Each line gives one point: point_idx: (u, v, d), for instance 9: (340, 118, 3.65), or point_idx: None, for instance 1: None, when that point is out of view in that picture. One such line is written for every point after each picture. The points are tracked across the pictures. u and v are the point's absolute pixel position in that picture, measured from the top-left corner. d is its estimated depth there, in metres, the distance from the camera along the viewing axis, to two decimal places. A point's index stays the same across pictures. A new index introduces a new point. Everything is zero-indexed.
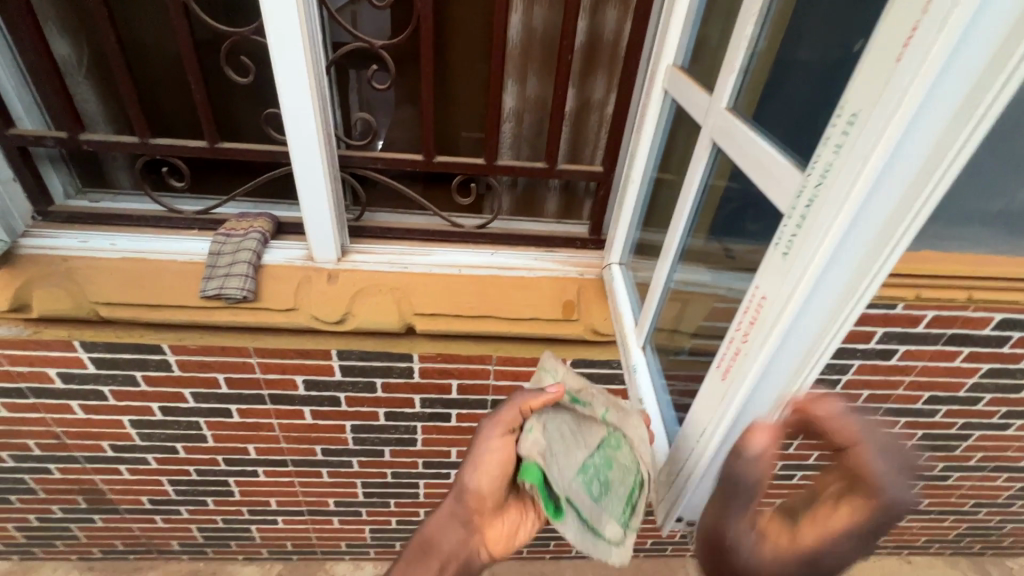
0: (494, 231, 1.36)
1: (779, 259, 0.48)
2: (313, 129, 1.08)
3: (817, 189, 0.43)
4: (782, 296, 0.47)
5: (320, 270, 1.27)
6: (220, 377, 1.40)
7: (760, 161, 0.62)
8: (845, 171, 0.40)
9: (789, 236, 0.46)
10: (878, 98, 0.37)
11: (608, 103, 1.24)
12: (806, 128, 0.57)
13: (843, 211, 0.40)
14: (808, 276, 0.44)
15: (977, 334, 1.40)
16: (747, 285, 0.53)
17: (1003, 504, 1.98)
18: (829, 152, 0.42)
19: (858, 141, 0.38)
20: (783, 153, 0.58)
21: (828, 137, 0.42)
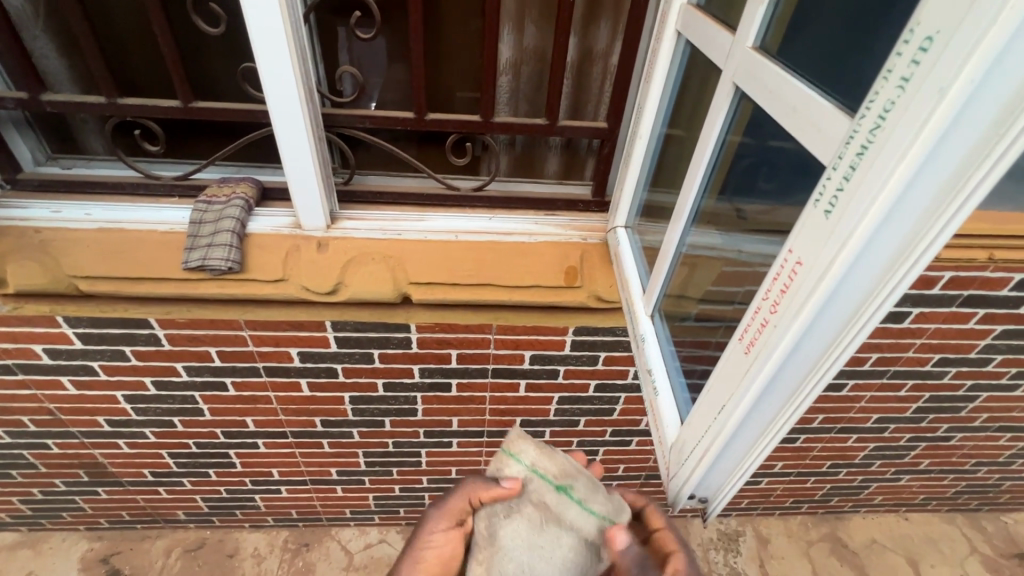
0: (491, 194, 1.28)
1: (820, 218, 0.42)
2: (293, 85, 0.99)
3: (873, 133, 0.37)
4: (821, 261, 0.42)
5: (309, 239, 1.21)
6: (211, 351, 1.36)
7: (790, 105, 0.55)
8: (912, 112, 0.33)
9: (833, 191, 0.40)
10: (964, 17, 0.30)
11: (613, 52, 1.14)
12: (849, 64, 0.49)
13: (905, 162, 0.34)
14: (854, 238, 0.38)
15: (994, 295, 1.35)
16: (780, 248, 0.47)
17: (1004, 462, 1.98)
18: (891, 87, 0.35)
19: (933, 72, 0.32)
20: (821, 94, 0.51)
21: (893, 68, 0.35)
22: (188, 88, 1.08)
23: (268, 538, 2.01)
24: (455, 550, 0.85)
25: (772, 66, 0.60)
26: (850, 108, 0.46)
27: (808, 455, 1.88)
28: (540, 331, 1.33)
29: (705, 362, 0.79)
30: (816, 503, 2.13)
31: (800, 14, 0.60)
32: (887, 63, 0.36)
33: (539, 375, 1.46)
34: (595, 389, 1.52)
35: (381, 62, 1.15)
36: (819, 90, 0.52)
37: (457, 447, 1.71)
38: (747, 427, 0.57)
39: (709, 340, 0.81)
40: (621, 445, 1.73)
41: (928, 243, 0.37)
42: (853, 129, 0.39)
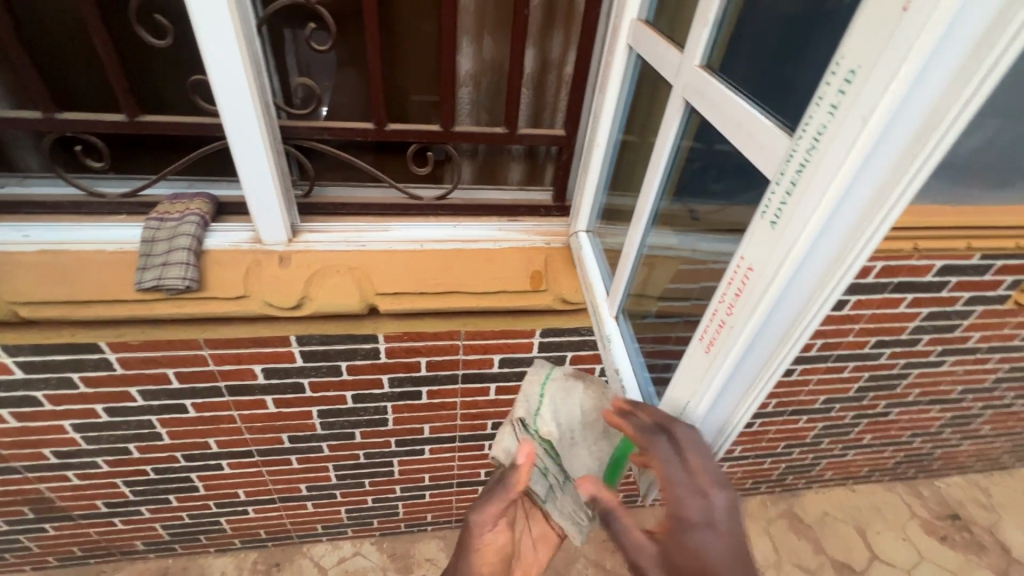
0: (455, 201, 1.29)
1: (767, 228, 0.46)
2: (249, 98, 0.97)
3: (810, 152, 0.41)
4: (769, 267, 0.46)
5: (270, 253, 1.18)
6: (169, 372, 1.31)
7: (734, 122, 0.59)
8: (841, 134, 0.37)
9: (777, 204, 0.45)
10: (881, 53, 0.34)
11: (568, 62, 1.18)
12: (783, 85, 0.54)
13: (837, 178, 0.38)
14: (798, 246, 0.43)
15: (920, 281, 1.48)
16: (732, 256, 0.52)
17: (935, 432, 2.16)
18: (823, 113, 0.39)
19: (857, 101, 0.36)
20: (759, 110, 0.56)
21: (823, 96, 0.39)
22: (133, 101, 1.04)
23: (236, 561, 1.95)
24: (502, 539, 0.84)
25: (717, 83, 0.64)
26: (787, 126, 0.50)
27: (764, 438, 1.99)
28: (508, 335, 1.36)
29: (669, 356, 0.84)
30: (773, 482, 2.26)
31: (740, 35, 0.64)
32: (818, 91, 0.40)
33: (509, 377, 1.48)
34: None
35: (338, 73, 1.15)
36: (759, 107, 0.56)
37: (429, 454, 1.71)
38: (709, 421, 0.61)
39: (669, 335, 0.87)
40: None
41: (860, 248, 0.41)
42: (791, 149, 0.43)
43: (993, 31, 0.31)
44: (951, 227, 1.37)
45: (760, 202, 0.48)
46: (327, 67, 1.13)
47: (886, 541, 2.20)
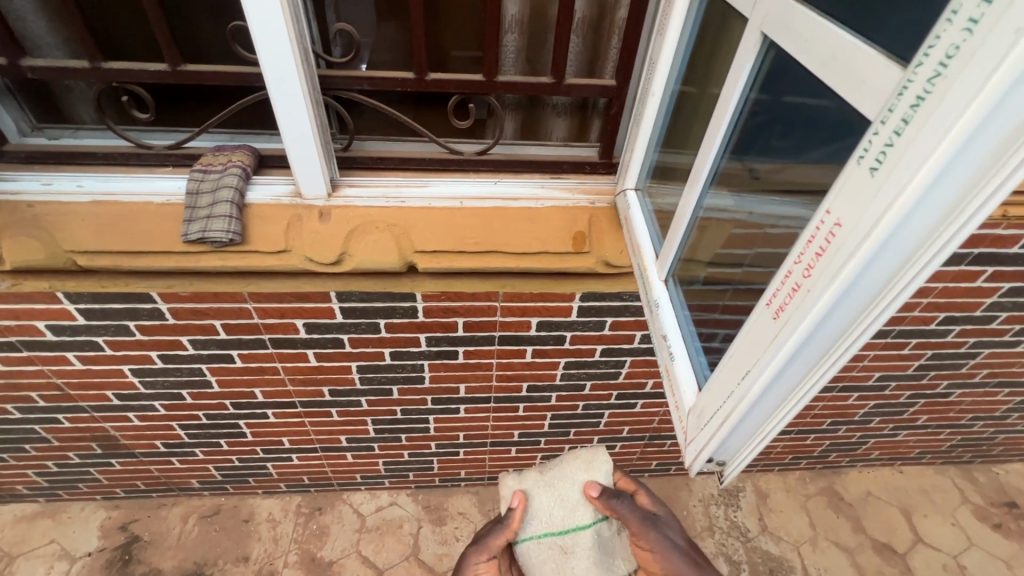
0: (496, 157, 1.24)
1: (864, 175, 0.40)
2: (288, 45, 0.94)
3: (931, 82, 0.34)
4: (863, 222, 0.40)
5: (310, 208, 1.17)
6: (217, 323, 1.35)
7: (826, 56, 0.51)
8: (982, 55, 0.31)
9: (881, 146, 0.38)
10: None
11: (622, 5, 1.08)
12: (893, 8, 0.46)
13: (966, 114, 0.32)
14: (903, 197, 0.37)
15: (1003, 253, 1.34)
16: (816, 210, 0.46)
17: (1000, 416, 2.02)
18: (956, 30, 0.32)
19: (1008, 13, 0.29)
20: (860, 38, 0.48)
21: (960, 9, 0.32)
22: (176, 51, 1.02)
23: (282, 503, 2.06)
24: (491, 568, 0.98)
25: (806, 12, 0.56)
26: (897, 54, 0.43)
27: (809, 414, 1.91)
28: (547, 298, 1.32)
29: (715, 325, 0.81)
30: (814, 459, 2.18)
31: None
32: (951, 4, 0.33)
33: (546, 341, 1.46)
34: (601, 354, 1.52)
35: (378, 20, 1.09)
36: (859, 36, 0.48)
37: (464, 413, 1.73)
38: (771, 393, 0.57)
39: (718, 304, 0.83)
40: (626, 407, 1.76)
41: (982, 199, 0.35)
42: (906, 80, 0.36)
43: None
44: None
45: (857, 146, 0.41)
46: (366, 15, 1.08)
47: (933, 525, 2.11)
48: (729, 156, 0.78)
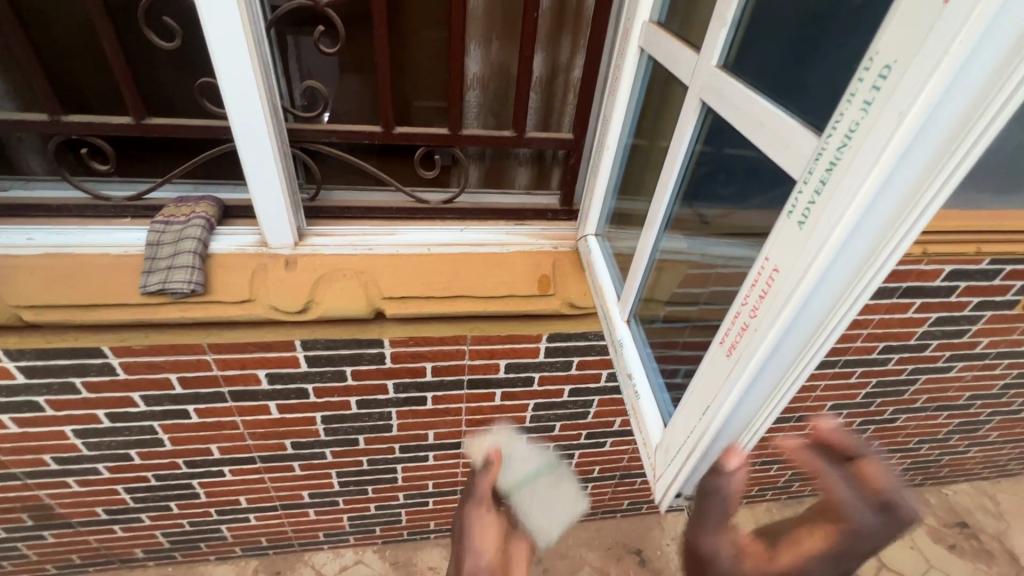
0: (462, 205, 1.28)
1: (794, 228, 0.45)
2: (257, 100, 0.96)
3: (841, 151, 0.40)
4: (796, 269, 0.45)
5: (276, 257, 1.16)
6: (172, 377, 1.30)
7: (756, 122, 0.58)
8: (877, 130, 0.37)
9: (805, 203, 0.44)
10: (919, 47, 0.33)
11: (575, 66, 1.17)
12: (806, 87, 0.54)
13: (870, 178, 0.38)
14: (827, 248, 0.42)
15: (928, 286, 1.47)
16: (756, 257, 0.51)
17: (943, 439, 2.14)
18: (855, 110, 0.39)
19: (892, 98, 0.35)
20: (782, 110, 0.55)
21: (856, 93, 0.38)
22: (141, 104, 1.03)
23: (236, 570, 1.92)
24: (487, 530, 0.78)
25: (736, 82, 0.63)
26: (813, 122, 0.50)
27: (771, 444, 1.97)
28: (515, 340, 1.34)
29: (677, 362, 0.85)
30: (779, 489, 2.23)
31: (757, 35, 0.64)
32: (849, 88, 0.39)
33: (515, 383, 1.47)
34: (569, 394, 1.55)
35: (344, 75, 1.13)
36: (780, 105, 0.55)
37: (434, 461, 1.69)
38: (729, 428, 0.61)
39: (678, 340, 0.87)
40: (595, 446, 1.77)
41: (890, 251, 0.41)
42: (820, 148, 0.42)
43: None
44: (958, 233, 1.36)
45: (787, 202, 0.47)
46: (332, 71, 1.12)
47: (894, 550, 2.17)
48: (679, 203, 0.85)
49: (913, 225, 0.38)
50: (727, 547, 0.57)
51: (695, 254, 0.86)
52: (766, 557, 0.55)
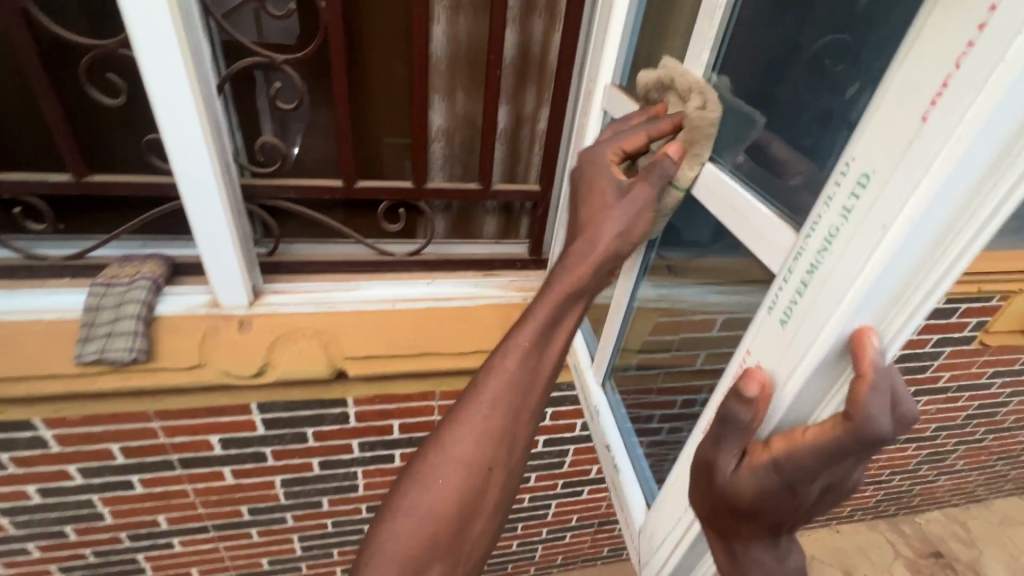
0: (429, 256, 1.25)
1: (776, 326, 0.43)
2: (207, 161, 0.90)
3: (820, 255, 0.38)
4: (781, 369, 0.43)
5: (228, 318, 1.09)
6: (114, 446, 1.20)
7: (733, 208, 0.57)
8: (858, 239, 0.35)
9: (786, 303, 0.42)
10: (898, 160, 0.31)
11: (540, 118, 1.17)
12: (784, 175, 0.53)
13: (853, 288, 0.35)
14: (810, 355, 0.39)
15: None
16: (737, 350, 0.49)
17: (913, 469, 2.17)
18: (833, 214, 0.37)
19: (872, 208, 0.33)
20: (763, 201, 0.54)
21: (833, 196, 0.36)
22: (81, 160, 0.97)
23: None
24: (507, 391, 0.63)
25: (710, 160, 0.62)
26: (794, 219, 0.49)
27: None
28: None
29: (652, 408, 0.89)
30: None
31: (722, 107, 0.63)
32: (825, 190, 0.37)
33: None
34: (543, 444, 1.50)
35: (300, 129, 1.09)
36: (757, 194, 0.55)
37: None
38: None
39: (653, 386, 0.90)
40: (572, 495, 1.71)
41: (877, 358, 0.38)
42: (797, 248, 0.40)
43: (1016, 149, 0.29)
44: None
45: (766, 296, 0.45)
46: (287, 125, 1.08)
47: None
48: (657, 252, 0.79)
49: (897, 339, 0.37)
50: (734, 458, 0.47)
51: (666, 309, 0.85)
52: (769, 452, 0.44)
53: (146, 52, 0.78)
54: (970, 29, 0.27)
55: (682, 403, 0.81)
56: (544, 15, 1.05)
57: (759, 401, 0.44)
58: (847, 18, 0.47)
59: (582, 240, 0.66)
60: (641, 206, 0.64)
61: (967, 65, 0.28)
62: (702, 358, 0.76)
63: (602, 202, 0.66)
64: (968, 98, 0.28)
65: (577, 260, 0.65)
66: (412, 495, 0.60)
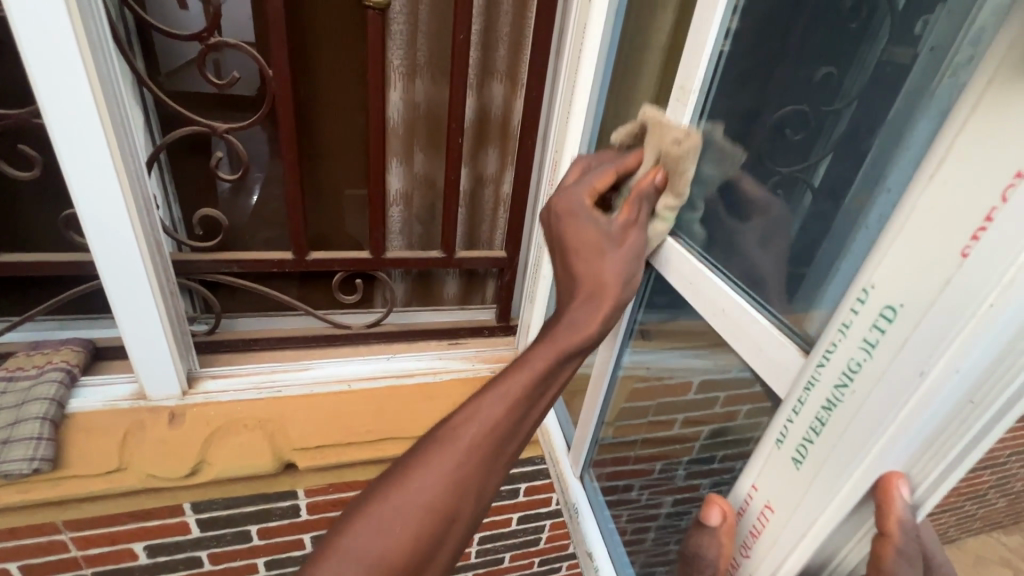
0: (389, 327, 1.16)
1: (789, 464, 0.37)
2: (133, 241, 0.80)
3: (840, 391, 0.33)
4: (797, 516, 0.37)
5: (158, 411, 0.96)
6: (13, 565, 1.01)
7: (716, 307, 0.51)
8: (887, 383, 0.30)
9: (800, 438, 0.36)
10: (933, 299, 0.27)
11: (504, 180, 1.11)
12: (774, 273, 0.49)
13: (885, 437, 0.30)
14: (837, 504, 0.34)
15: None
16: (741, 479, 0.43)
17: None
18: (853, 346, 0.32)
19: (903, 351, 0.28)
20: (746, 300, 0.49)
21: (850, 325, 0.32)
22: None
23: None
24: (482, 428, 0.45)
25: (685, 253, 0.55)
26: (796, 330, 0.43)
27: None
28: None
29: (631, 476, 0.87)
30: None
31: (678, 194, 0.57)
32: (838, 316, 0.33)
33: None
34: (518, 522, 1.38)
35: (238, 196, 0.99)
36: (744, 294, 0.49)
37: None
38: None
39: (627, 455, 0.88)
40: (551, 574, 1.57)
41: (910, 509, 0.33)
42: (809, 376, 0.35)
43: None
44: None
45: (771, 425, 0.40)
46: (223, 193, 0.98)
47: None
48: (645, 309, 0.70)
49: (935, 490, 0.31)
50: None
51: (644, 380, 0.79)
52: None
53: (58, 127, 0.70)
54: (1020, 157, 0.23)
55: (661, 469, 0.82)
56: (505, 81, 1.01)
57: (719, 532, 0.43)
58: (806, 87, 0.46)
59: (582, 292, 0.51)
60: (635, 250, 0.53)
61: (1016, 201, 0.23)
62: (677, 423, 0.76)
63: (595, 248, 0.52)
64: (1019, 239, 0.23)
65: (577, 320, 0.50)
66: (380, 503, 0.42)
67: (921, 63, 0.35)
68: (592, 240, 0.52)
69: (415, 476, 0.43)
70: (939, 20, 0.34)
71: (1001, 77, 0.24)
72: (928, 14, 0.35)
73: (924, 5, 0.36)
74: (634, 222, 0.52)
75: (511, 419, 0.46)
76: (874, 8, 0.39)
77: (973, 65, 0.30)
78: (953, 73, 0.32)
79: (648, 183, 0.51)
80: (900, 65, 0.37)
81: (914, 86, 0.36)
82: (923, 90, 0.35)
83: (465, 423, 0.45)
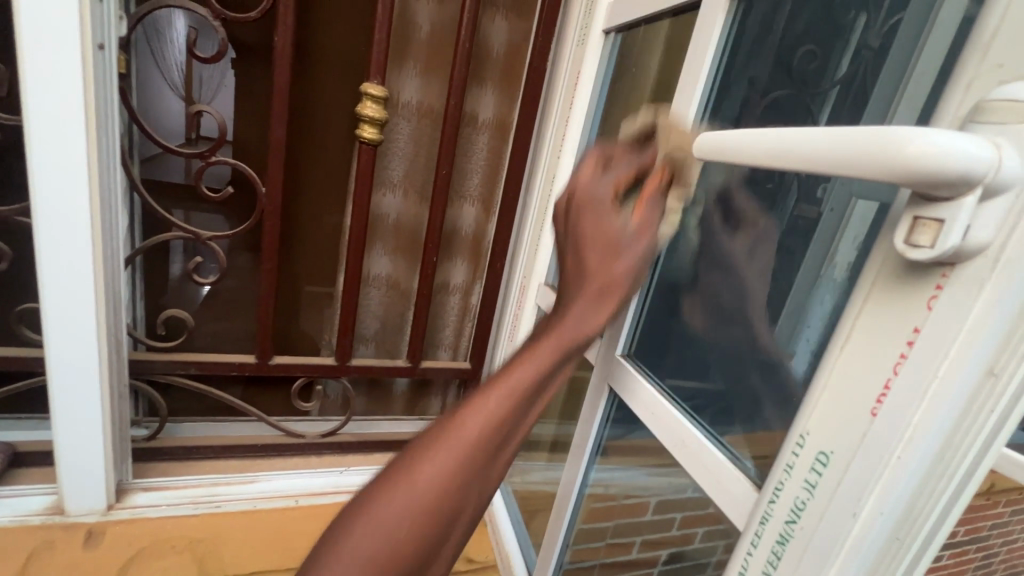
0: (344, 437, 1.12)
1: None
2: (93, 336, 0.78)
3: (790, 526, 0.37)
4: None
5: (74, 528, 0.87)
6: None
7: (675, 435, 0.56)
8: (828, 519, 0.34)
9: (759, 568, 0.39)
10: (857, 447, 0.32)
11: (472, 292, 1.18)
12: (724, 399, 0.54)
13: (831, 571, 0.34)
14: None
15: None
16: None
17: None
18: (797, 484, 0.37)
19: (838, 491, 0.33)
20: (701, 429, 0.54)
21: (793, 465, 0.37)
22: None
23: None
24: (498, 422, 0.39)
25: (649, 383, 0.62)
26: (749, 464, 0.48)
27: None
28: None
29: None
30: None
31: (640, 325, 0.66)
32: (783, 457, 0.38)
33: None
34: None
35: (185, 284, 0.98)
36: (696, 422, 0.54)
37: None
38: None
39: None
40: None
41: None
42: (763, 510, 0.39)
43: (953, 450, 0.29)
44: None
45: (732, 556, 0.42)
46: (172, 278, 0.97)
47: None
48: (610, 426, 0.73)
49: None
50: None
51: (603, 500, 0.80)
52: None
53: (45, 225, 0.71)
54: (904, 341, 0.30)
55: None
56: (478, 205, 1.12)
57: None
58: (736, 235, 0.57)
59: (592, 287, 0.44)
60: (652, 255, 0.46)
61: (905, 372, 0.30)
62: (636, 546, 0.75)
63: (609, 245, 0.45)
64: (913, 404, 0.29)
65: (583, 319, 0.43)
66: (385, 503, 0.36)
67: (823, 221, 0.45)
68: (604, 235, 0.45)
69: (428, 463, 0.37)
70: (834, 190, 0.44)
71: (883, 276, 0.32)
72: (824, 182, 0.45)
73: (822, 178, 0.45)
74: (665, 134, 0.47)
75: (519, 412, 0.40)
76: (782, 177, 0.50)
77: (857, 259, 0.40)
78: (843, 262, 0.42)
79: (658, 185, 0.46)
80: (812, 224, 0.47)
81: (822, 244, 0.45)
82: (825, 261, 0.44)
83: (475, 412, 0.38)
